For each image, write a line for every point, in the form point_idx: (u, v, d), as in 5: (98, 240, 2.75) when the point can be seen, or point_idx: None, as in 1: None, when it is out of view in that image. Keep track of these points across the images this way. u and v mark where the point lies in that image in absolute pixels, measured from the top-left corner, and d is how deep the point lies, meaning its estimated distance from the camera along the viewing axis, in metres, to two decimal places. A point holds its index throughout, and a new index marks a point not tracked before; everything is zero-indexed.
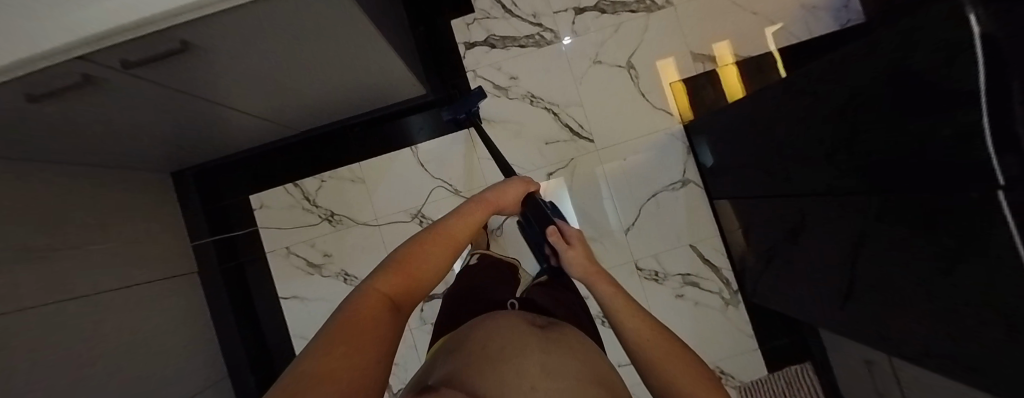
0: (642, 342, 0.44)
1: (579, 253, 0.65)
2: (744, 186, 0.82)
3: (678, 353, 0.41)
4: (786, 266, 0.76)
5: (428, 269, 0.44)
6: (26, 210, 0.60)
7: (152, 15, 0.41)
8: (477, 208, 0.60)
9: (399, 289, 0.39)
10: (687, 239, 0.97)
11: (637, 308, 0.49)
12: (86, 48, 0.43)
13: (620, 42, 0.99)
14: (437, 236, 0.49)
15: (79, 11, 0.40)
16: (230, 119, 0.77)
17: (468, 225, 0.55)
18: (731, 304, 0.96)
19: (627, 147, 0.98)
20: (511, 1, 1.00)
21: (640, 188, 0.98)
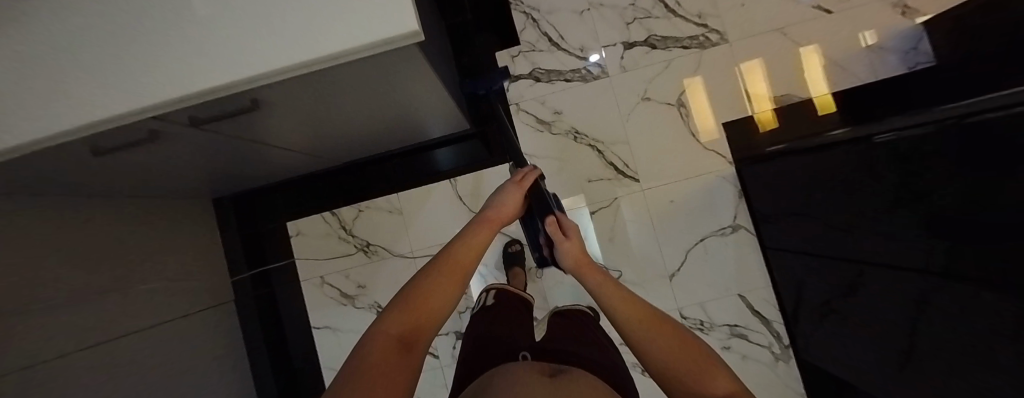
0: (645, 335, 0.39)
1: (576, 247, 0.54)
2: (799, 242, 0.78)
3: (683, 347, 0.37)
4: (840, 332, 0.71)
5: (437, 308, 0.38)
6: (70, 254, 0.59)
7: (236, 79, 0.34)
8: (486, 223, 0.49)
9: (410, 330, 0.35)
10: (736, 289, 0.93)
11: (634, 297, 0.43)
12: (159, 108, 0.37)
13: (670, 79, 0.95)
14: (444, 266, 0.41)
15: (159, 70, 0.34)
16: (276, 155, 0.76)
17: (479, 245, 0.46)
18: (781, 359, 0.91)
19: (674, 189, 0.94)
20: (558, 34, 0.97)
21: (687, 233, 0.94)
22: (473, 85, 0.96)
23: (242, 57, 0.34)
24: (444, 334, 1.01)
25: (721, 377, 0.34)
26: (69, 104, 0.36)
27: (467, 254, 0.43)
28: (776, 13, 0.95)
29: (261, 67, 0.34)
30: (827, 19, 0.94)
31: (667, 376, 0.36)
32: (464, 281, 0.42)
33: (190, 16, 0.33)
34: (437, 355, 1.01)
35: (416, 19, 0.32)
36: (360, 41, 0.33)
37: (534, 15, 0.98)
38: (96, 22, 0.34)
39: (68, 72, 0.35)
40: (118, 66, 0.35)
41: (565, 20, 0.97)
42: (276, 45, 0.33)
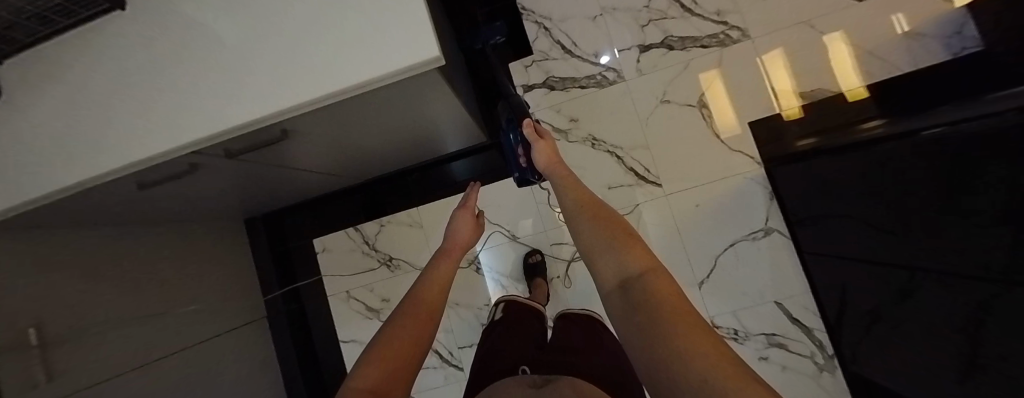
0: (582, 223, 0.40)
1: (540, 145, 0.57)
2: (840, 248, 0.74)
3: (612, 231, 0.36)
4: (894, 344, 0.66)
5: (410, 344, 0.37)
6: (118, 279, 0.62)
7: (261, 115, 0.38)
8: (442, 262, 0.54)
9: (383, 375, 0.32)
10: (771, 296, 0.88)
11: (582, 191, 0.46)
12: (196, 145, 0.40)
13: (689, 80, 0.93)
14: (412, 306, 0.43)
15: (200, 112, 0.38)
16: (303, 177, 0.79)
17: (439, 281, 0.50)
18: (825, 369, 0.86)
19: (700, 192, 0.91)
20: (571, 41, 0.97)
21: (716, 237, 0.90)
22: (470, 40, 0.94)
23: (283, 92, 0.36)
24: (467, 346, 1.01)
25: (642, 257, 0.31)
26: (136, 144, 0.40)
27: (431, 292, 0.47)
28: (801, 6, 0.90)
29: (299, 99, 0.36)
30: (857, 8, 0.89)
31: (593, 254, 0.35)
32: (434, 318, 0.44)
33: (242, 61, 0.37)
34: (462, 367, 1.00)
35: (437, 45, 0.33)
36: (387, 72, 0.35)
37: (547, 23, 0.97)
38: (158, 77, 0.40)
39: (140, 115, 0.40)
40: (164, 111, 0.39)
41: (577, 27, 0.96)
42: (312, 80, 0.36)
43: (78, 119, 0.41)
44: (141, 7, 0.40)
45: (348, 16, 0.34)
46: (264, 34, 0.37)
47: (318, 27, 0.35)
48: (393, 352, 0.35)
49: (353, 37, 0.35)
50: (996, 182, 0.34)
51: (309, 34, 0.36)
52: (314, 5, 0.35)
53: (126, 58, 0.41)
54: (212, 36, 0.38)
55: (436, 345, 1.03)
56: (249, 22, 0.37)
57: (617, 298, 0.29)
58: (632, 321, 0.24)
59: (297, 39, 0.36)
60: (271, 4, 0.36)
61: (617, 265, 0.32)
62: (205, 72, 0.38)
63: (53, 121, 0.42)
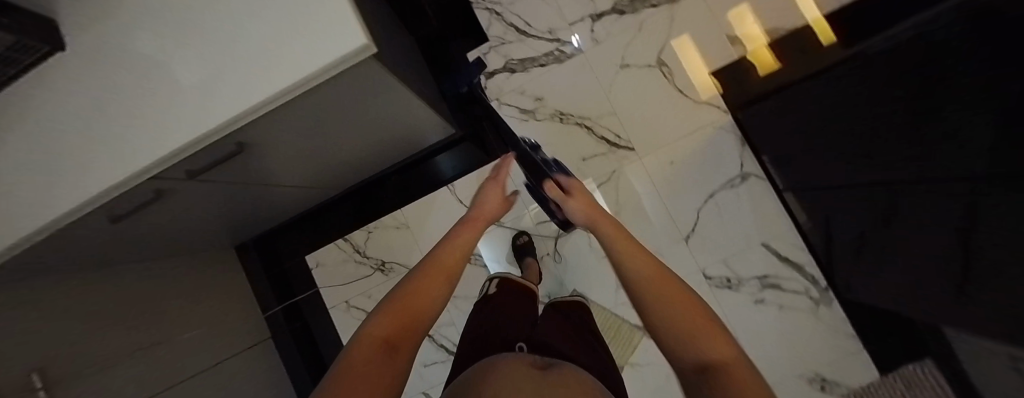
0: (646, 293, 0.36)
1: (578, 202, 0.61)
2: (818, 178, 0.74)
3: (681, 305, 0.32)
4: (881, 262, 0.67)
5: (426, 303, 0.40)
6: (112, 317, 0.64)
7: (217, 125, 0.41)
8: (465, 229, 0.56)
9: (397, 330, 0.35)
10: (758, 238, 0.88)
11: (643, 253, 0.41)
12: (166, 163, 0.44)
13: (645, 41, 0.93)
14: (431, 267, 0.45)
15: (161, 131, 0.42)
16: (280, 193, 0.81)
17: (460, 248, 0.51)
18: (822, 302, 0.86)
19: (673, 149, 0.92)
20: (524, 22, 0.97)
21: (695, 190, 0.91)
22: (451, 82, 0.98)
23: (238, 99, 0.40)
24: None
25: (721, 344, 0.27)
26: (110, 172, 0.44)
27: (451, 254, 0.49)
28: None
29: (255, 102, 0.40)
30: None
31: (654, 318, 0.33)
32: (451, 278, 0.45)
33: (196, 80, 0.41)
34: None
35: (363, 34, 0.37)
36: (325, 64, 0.39)
37: (498, 8, 0.98)
38: (120, 106, 0.43)
39: (111, 145, 0.43)
40: (130, 137, 0.43)
41: (528, 7, 0.97)
42: (262, 83, 0.40)
43: (54, 160, 0.45)
44: (96, 48, 0.44)
45: (282, 19, 0.39)
46: (210, 50, 0.40)
47: (256, 37, 0.39)
48: (401, 316, 0.37)
49: (290, 37, 0.39)
50: (940, 63, 0.33)
51: (251, 46, 0.39)
52: (250, 20, 0.39)
53: (89, 96, 0.44)
54: (163, 61, 0.42)
55: (441, 341, 1.04)
56: (195, 43, 0.41)
57: (693, 380, 0.27)
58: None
59: (240, 48, 0.40)
60: (211, 23, 0.40)
61: (682, 330, 0.30)
62: (165, 95, 0.42)
63: (31, 166, 0.45)
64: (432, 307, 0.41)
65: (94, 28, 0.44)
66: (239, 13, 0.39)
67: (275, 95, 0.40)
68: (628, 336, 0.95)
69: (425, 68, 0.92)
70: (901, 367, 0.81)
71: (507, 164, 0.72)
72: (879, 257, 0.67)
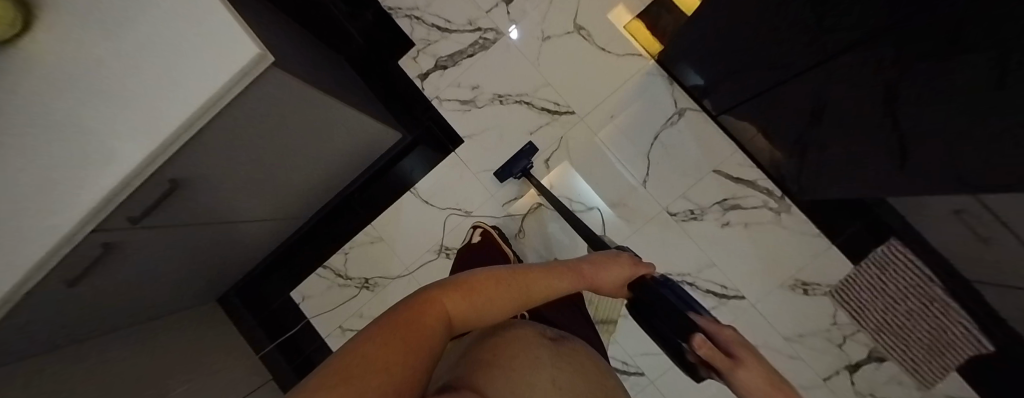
0: None
1: (756, 378, 0.36)
2: (747, 89, 0.77)
3: None
4: (822, 150, 0.70)
5: (490, 307, 0.40)
6: (105, 381, 0.63)
7: (142, 161, 0.44)
8: (566, 274, 0.50)
9: (460, 312, 0.37)
10: (709, 166, 0.92)
11: None
12: (101, 212, 0.45)
13: (559, 11, 0.98)
14: (520, 278, 0.44)
15: (89, 181, 0.44)
16: (244, 230, 0.82)
17: (547, 285, 0.47)
18: (782, 211, 0.89)
19: (611, 102, 0.95)
20: (444, 20, 1.02)
21: (640, 135, 0.94)
22: (507, 172, 0.96)
23: (152, 130, 0.43)
24: None
25: None
26: (37, 229, 0.44)
27: (539, 286, 0.46)
28: None
29: (168, 128, 0.43)
30: None
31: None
32: (523, 304, 0.44)
33: (116, 126, 0.44)
34: None
35: (253, 45, 0.42)
36: (225, 79, 0.42)
37: (416, 13, 1.02)
38: (46, 166, 0.45)
39: (37, 205, 0.44)
40: (58, 194, 0.44)
41: (444, 5, 1.01)
42: (172, 109, 0.43)
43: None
44: (17, 121, 0.47)
45: (185, 54, 0.43)
46: (126, 96, 0.44)
47: (168, 74, 0.43)
48: (463, 305, 0.37)
49: (193, 65, 0.43)
50: None
51: (165, 82, 0.43)
52: (162, 62, 0.44)
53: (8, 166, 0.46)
54: (83, 118, 0.45)
55: None
56: (115, 95, 0.45)
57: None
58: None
59: (151, 88, 0.44)
60: (128, 75, 0.45)
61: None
62: (87, 146, 0.45)
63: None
64: (491, 314, 0.41)
65: (16, 105, 0.48)
66: (149, 60, 0.44)
67: (186, 117, 0.43)
68: None
69: (360, 84, 0.95)
70: (870, 252, 0.85)
71: (641, 262, 0.58)
72: (819, 146, 0.70)
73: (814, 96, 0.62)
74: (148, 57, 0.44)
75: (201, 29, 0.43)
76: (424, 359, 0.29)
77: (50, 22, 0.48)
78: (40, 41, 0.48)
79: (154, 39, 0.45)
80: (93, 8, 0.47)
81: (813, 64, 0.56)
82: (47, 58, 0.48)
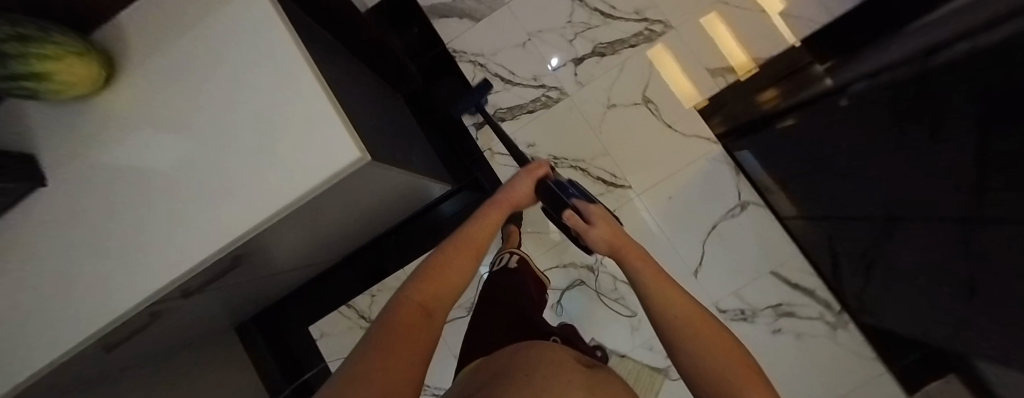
0: (684, 338, 0.37)
1: (603, 231, 0.59)
2: (820, 208, 0.74)
3: (698, 323, 0.38)
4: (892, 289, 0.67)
5: (455, 277, 0.48)
6: None
7: (212, 251, 0.40)
8: (493, 211, 0.62)
9: (430, 297, 0.43)
10: (767, 267, 0.88)
11: (691, 304, 0.40)
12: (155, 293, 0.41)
13: (629, 80, 0.94)
14: (462, 242, 0.53)
15: (156, 264, 0.41)
16: (282, 274, 0.79)
17: (486, 231, 0.58)
18: (838, 326, 0.85)
19: (671, 182, 0.92)
20: (508, 71, 0.98)
21: (696, 222, 0.90)
22: (461, 105, 0.93)
23: (239, 223, 0.39)
24: None
25: (702, 326, 0.38)
26: (105, 306, 0.42)
27: (481, 237, 0.56)
28: None
29: (255, 223, 0.39)
30: None
31: (696, 377, 0.35)
32: (478, 257, 0.53)
33: (193, 208, 0.41)
34: None
35: (356, 149, 0.38)
36: (318, 181, 0.38)
37: (480, 60, 0.99)
38: (116, 238, 0.42)
39: (106, 282, 0.42)
40: (127, 271, 0.42)
41: (510, 56, 0.98)
42: (261, 203, 0.39)
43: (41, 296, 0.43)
44: (92, 184, 0.44)
45: (280, 147, 0.40)
46: (210, 178, 0.40)
47: (260, 163, 0.40)
48: (431, 289, 0.44)
49: (288, 160, 0.39)
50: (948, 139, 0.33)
51: (253, 171, 0.40)
52: (255, 149, 0.40)
53: (80, 231, 0.44)
54: (161, 193, 0.42)
55: None
56: (197, 173, 0.41)
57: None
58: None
59: (239, 174, 0.40)
60: (214, 153, 0.41)
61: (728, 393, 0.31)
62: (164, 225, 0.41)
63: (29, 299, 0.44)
64: (460, 279, 0.49)
65: (91, 166, 0.44)
66: (241, 143, 0.41)
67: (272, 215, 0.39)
68: (649, 381, 0.89)
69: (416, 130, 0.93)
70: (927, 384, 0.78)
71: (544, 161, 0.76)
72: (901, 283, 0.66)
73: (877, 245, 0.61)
74: (240, 138, 0.41)
75: (305, 125, 0.39)
76: (424, 345, 0.35)
77: (138, 78, 0.44)
78: (122, 95, 0.44)
79: (248, 120, 0.41)
80: (183, 71, 0.44)
81: (886, 224, 0.55)
82: (125, 119, 0.44)
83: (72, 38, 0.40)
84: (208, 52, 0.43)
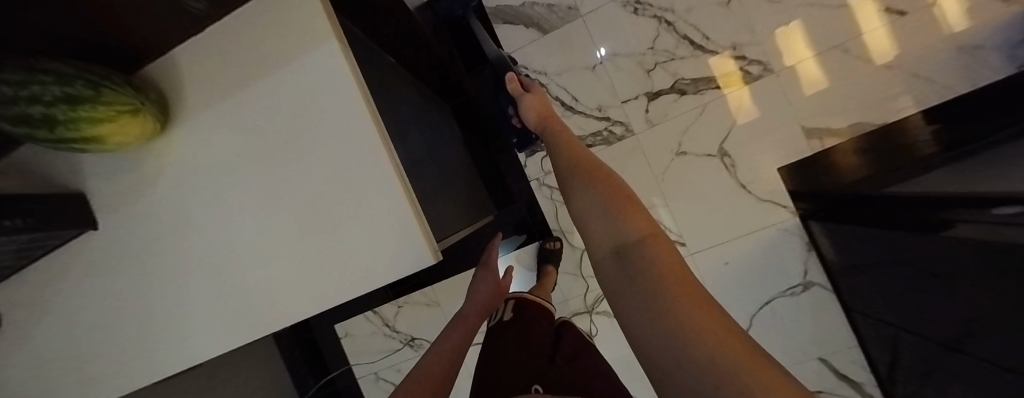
0: (578, 178, 0.34)
1: (536, 101, 0.58)
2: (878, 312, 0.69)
3: (592, 167, 0.35)
4: None
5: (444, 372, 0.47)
6: None
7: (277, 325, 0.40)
8: (461, 321, 0.62)
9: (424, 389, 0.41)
10: (815, 351, 0.84)
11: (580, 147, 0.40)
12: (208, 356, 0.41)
13: (706, 128, 0.85)
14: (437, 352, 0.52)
15: (217, 328, 0.41)
16: None
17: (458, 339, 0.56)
18: None
19: (729, 247, 0.85)
20: (571, 96, 0.89)
21: (747, 293, 0.85)
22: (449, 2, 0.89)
23: (306, 304, 0.39)
24: None
25: (594, 165, 0.36)
26: (162, 360, 0.42)
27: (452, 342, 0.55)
28: (824, 25, 0.81)
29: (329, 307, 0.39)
30: (895, 23, 0.79)
31: (583, 217, 0.31)
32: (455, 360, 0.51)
33: (256, 279, 0.39)
34: None
35: (431, 252, 0.36)
36: (388, 275, 0.37)
37: (541, 79, 0.90)
38: (173, 297, 0.41)
39: (164, 338, 0.42)
40: (186, 329, 0.41)
41: (577, 80, 0.89)
42: (329, 288, 0.38)
43: (99, 341, 0.43)
44: (142, 238, 0.41)
45: (348, 234, 0.37)
46: (274, 254, 0.39)
47: (326, 247, 0.38)
48: (453, 339, 0.56)
49: (356, 248, 0.37)
50: None
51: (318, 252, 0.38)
52: (319, 231, 0.37)
53: (130, 282, 0.42)
54: (229, 260, 0.40)
55: None
56: (259, 242, 0.39)
57: (607, 267, 0.26)
58: (633, 303, 0.22)
59: (302, 251, 0.38)
60: (277, 226, 0.38)
61: (611, 231, 0.28)
62: (233, 292, 0.40)
63: (79, 340, 0.43)
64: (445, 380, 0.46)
65: (141, 216, 0.41)
66: (306, 224, 0.38)
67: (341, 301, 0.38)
68: None
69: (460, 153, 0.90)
70: None
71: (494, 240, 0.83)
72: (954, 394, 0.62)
73: (926, 368, 0.58)
74: (311, 219, 0.37)
75: (373, 215, 0.36)
76: None
77: (193, 126, 0.39)
78: (180, 145, 0.39)
79: (319, 201, 0.37)
80: (233, 121, 0.38)
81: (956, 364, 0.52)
82: (181, 171, 0.39)
83: (124, 88, 0.33)
84: (262, 107, 0.37)
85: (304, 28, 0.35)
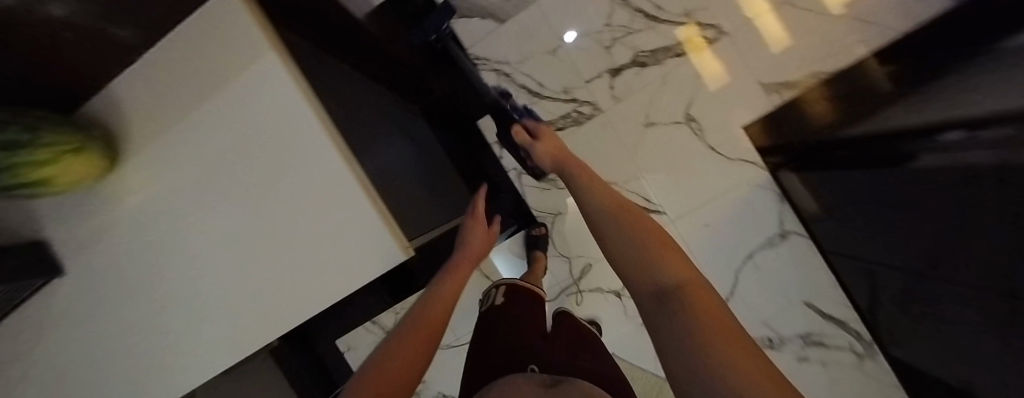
0: (614, 227, 0.39)
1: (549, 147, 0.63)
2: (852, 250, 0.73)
3: (630, 216, 0.39)
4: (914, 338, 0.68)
5: (424, 347, 0.42)
6: None
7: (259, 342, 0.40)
8: (448, 279, 0.55)
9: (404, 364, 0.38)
10: (800, 297, 0.87)
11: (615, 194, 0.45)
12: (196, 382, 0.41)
13: (670, 96, 0.87)
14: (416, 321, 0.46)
15: (199, 354, 0.41)
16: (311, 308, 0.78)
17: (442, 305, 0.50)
18: (866, 357, 0.85)
19: (707, 209, 0.87)
20: (536, 82, 0.90)
21: (730, 250, 0.88)
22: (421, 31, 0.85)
23: (284, 315, 0.39)
24: None
25: (632, 213, 0.40)
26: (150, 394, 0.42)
27: (436, 308, 0.49)
28: None
29: (311, 316, 0.40)
30: None
31: (622, 263, 0.34)
32: (435, 333, 0.45)
33: (232, 300, 0.39)
34: None
35: (400, 247, 0.36)
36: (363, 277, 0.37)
37: (505, 69, 0.91)
38: (150, 330, 0.41)
39: (146, 372, 0.41)
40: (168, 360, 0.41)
41: (540, 65, 0.89)
42: (305, 298, 0.38)
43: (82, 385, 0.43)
44: (110, 276, 0.41)
45: (316, 242, 0.37)
46: (246, 273, 0.39)
47: (296, 257, 0.38)
48: (437, 304, 0.49)
49: (326, 255, 0.37)
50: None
51: (290, 264, 0.38)
52: (287, 243, 0.38)
53: (105, 322, 0.41)
54: (202, 285, 0.39)
55: None
56: (228, 264, 0.39)
57: (644, 305, 0.28)
58: (669, 333, 0.23)
59: (273, 265, 0.38)
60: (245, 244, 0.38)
61: (649, 274, 0.30)
62: (210, 316, 0.40)
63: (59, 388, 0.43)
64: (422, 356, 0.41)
65: (108, 254, 0.40)
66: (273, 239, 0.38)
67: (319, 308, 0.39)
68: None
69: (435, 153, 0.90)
70: None
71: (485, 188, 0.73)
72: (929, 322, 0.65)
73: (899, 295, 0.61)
74: (277, 232, 0.37)
75: (338, 220, 0.36)
76: None
77: (144, 157, 0.38)
78: (134, 177, 0.39)
79: (284, 213, 0.37)
80: (183, 147, 0.37)
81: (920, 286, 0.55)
82: (139, 204, 0.39)
83: (63, 128, 0.33)
84: (210, 128, 0.37)
85: (240, 41, 0.34)
